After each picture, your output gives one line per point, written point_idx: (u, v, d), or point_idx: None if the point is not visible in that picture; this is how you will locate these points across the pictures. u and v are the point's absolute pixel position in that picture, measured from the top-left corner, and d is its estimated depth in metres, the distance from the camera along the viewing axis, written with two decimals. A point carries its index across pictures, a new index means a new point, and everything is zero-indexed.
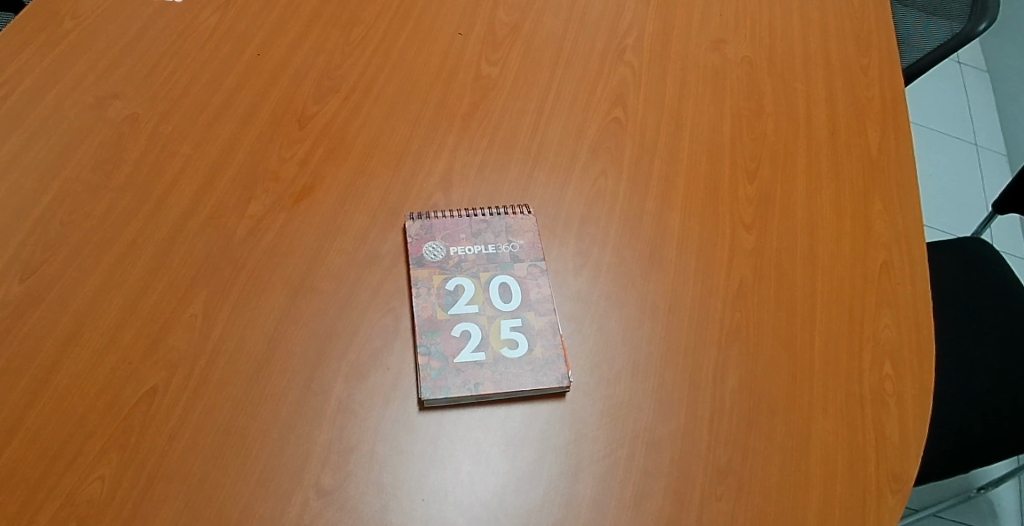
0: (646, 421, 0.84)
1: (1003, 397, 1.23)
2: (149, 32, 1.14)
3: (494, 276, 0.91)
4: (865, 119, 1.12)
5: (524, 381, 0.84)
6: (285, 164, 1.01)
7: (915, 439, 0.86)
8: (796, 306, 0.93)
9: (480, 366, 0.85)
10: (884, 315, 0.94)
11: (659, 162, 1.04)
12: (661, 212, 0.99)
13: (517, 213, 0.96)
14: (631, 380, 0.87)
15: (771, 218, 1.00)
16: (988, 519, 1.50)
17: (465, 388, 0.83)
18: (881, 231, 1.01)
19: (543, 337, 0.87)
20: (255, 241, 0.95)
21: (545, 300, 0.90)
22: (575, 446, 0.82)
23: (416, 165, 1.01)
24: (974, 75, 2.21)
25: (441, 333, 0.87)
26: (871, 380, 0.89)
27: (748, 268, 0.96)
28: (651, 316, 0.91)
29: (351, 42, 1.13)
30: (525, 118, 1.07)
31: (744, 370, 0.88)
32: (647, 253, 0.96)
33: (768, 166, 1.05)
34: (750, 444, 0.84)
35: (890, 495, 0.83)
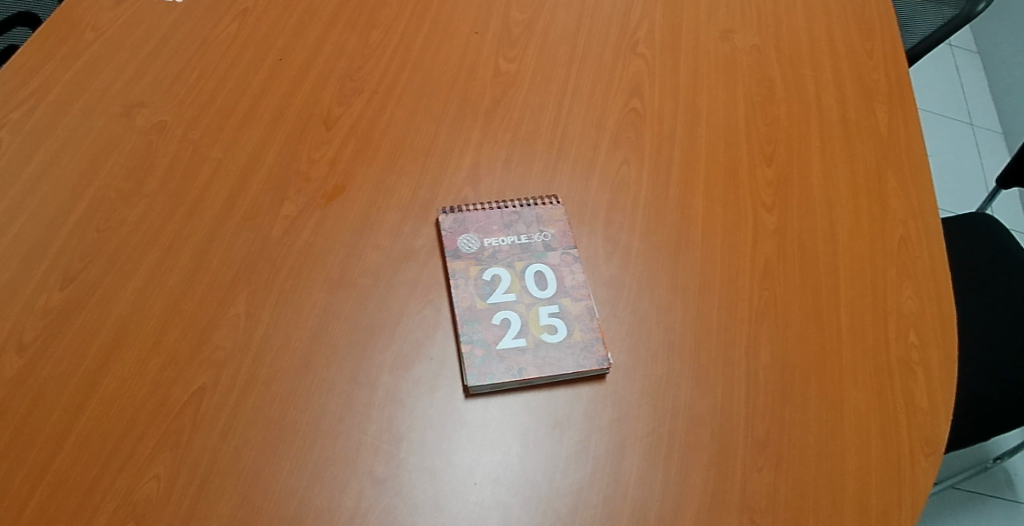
0: (685, 398, 0.87)
1: (1015, 366, 1.26)
2: (170, 41, 1.16)
3: (529, 265, 0.93)
4: (874, 101, 1.15)
5: (566, 365, 0.87)
6: (314, 166, 1.03)
7: (943, 405, 0.89)
8: (821, 283, 0.96)
9: (522, 352, 0.87)
10: (906, 288, 0.97)
11: (678, 150, 1.07)
12: (684, 198, 1.02)
13: (545, 203, 0.99)
14: (668, 360, 0.89)
15: (791, 199, 1.03)
16: (1007, 488, 1.54)
17: (509, 374, 0.86)
18: (897, 208, 1.04)
19: (581, 322, 0.90)
20: (291, 241, 0.97)
21: (579, 286, 0.92)
22: (619, 425, 0.85)
23: (443, 161, 1.03)
24: (967, 57, 2.25)
25: (481, 321, 0.89)
26: (897, 350, 0.92)
27: (772, 248, 0.98)
28: (682, 298, 0.94)
29: (371, 44, 1.16)
30: (546, 111, 1.09)
31: (775, 346, 0.91)
32: (673, 238, 0.99)
33: (784, 149, 1.08)
34: (786, 416, 0.87)
35: (924, 458, 0.86)
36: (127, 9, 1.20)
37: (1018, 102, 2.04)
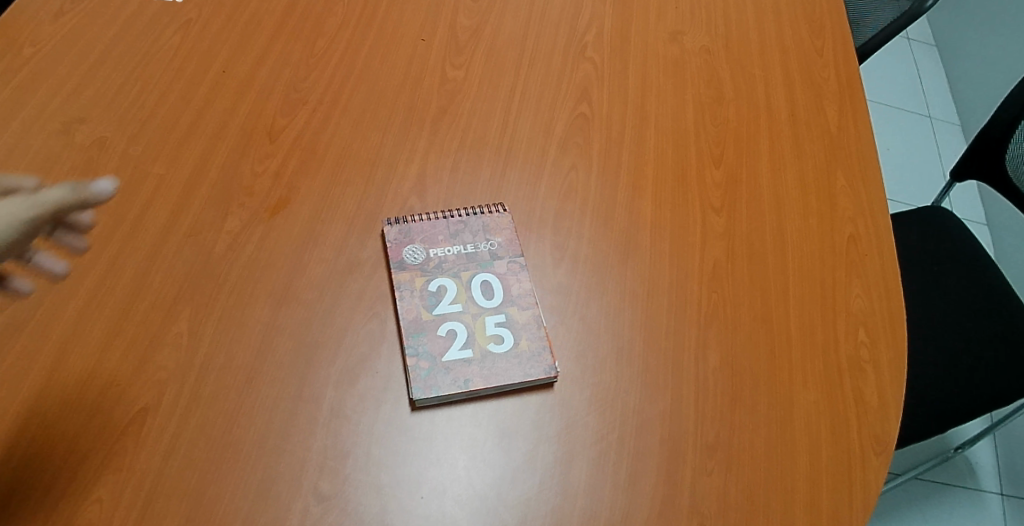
0: (635, 405, 0.86)
1: (970, 359, 1.27)
2: (112, 55, 1.14)
3: (475, 274, 0.92)
4: (822, 99, 1.15)
5: (512, 374, 0.86)
6: (258, 179, 1.01)
7: (892, 402, 0.89)
8: (770, 283, 0.96)
9: (468, 363, 0.86)
10: (854, 285, 0.97)
11: (627, 154, 1.06)
12: (633, 202, 1.02)
13: (492, 212, 0.98)
14: (616, 366, 0.89)
15: (740, 200, 1.03)
16: (968, 477, 1.57)
17: (455, 386, 0.85)
18: (846, 206, 1.04)
19: (528, 330, 0.89)
20: (234, 255, 0.95)
21: (526, 294, 0.92)
22: (567, 433, 0.84)
23: (389, 172, 1.02)
24: (924, 49, 2.27)
25: (427, 333, 0.88)
26: (846, 349, 0.92)
27: (721, 250, 0.98)
28: (631, 303, 0.93)
29: (316, 54, 1.14)
30: (494, 118, 1.08)
31: (724, 348, 0.91)
32: (622, 243, 0.98)
33: (733, 150, 1.08)
34: (736, 419, 0.86)
35: (873, 456, 0.86)
36: (66, 22, 1.17)
37: (974, 94, 2.06)
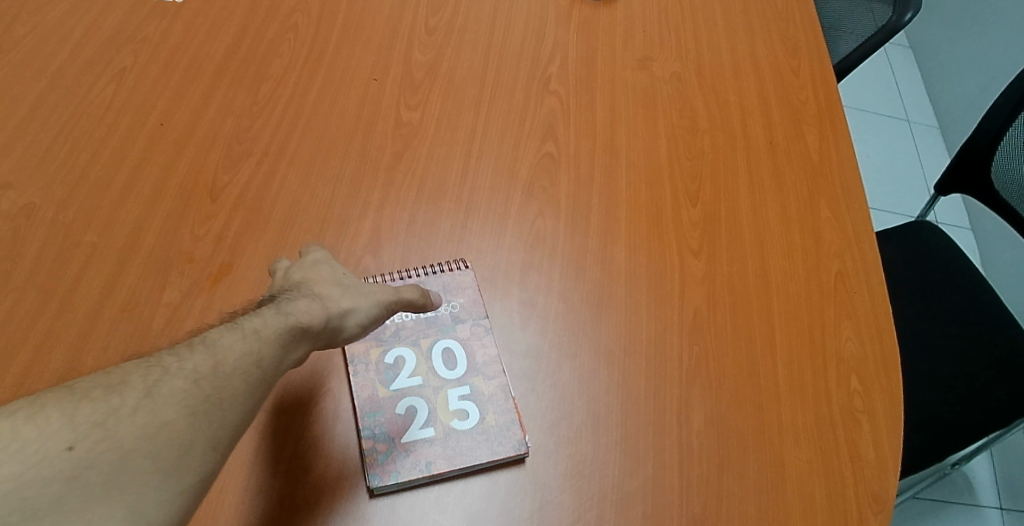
0: (613, 477, 0.79)
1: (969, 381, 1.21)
2: (41, 109, 1.05)
3: (436, 342, 0.86)
4: (801, 124, 1.09)
5: (479, 454, 0.79)
6: (199, 244, 0.93)
7: (890, 456, 0.83)
8: (755, 330, 0.89)
9: (430, 443, 0.79)
10: (844, 328, 0.91)
11: (598, 196, 0.99)
12: (605, 248, 0.95)
13: (453, 269, 0.92)
14: (592, 435, 0.82)
15: (719, 240, 0.96)
16: (966, 493, 1.44)
17: (416, 470, 0.78)
18: (831, 240, 0.97)
19: (494, 403, 0.83)
20: (174, 332, 0.87)
21: (491, 362, 0.85)
22: (541, 515, 0.77)
23: (342, 229, 0.95)
24: (898, 52, 2.22)
25: (384, 412, 0.81)
26: (839, 399, 0.85)
27: (701, 296, 0.91)
28: (607, 363, 0.86)
29: (261, 100, 1.07)
30: (453, 163, 1.01)
31: (709, 407, 0.84)
32: (594, 294, 0.91)
33: (710, 187, 1.01)
34: (723, 487, 0.80)
35: (872, 517, 0.79)
36: None
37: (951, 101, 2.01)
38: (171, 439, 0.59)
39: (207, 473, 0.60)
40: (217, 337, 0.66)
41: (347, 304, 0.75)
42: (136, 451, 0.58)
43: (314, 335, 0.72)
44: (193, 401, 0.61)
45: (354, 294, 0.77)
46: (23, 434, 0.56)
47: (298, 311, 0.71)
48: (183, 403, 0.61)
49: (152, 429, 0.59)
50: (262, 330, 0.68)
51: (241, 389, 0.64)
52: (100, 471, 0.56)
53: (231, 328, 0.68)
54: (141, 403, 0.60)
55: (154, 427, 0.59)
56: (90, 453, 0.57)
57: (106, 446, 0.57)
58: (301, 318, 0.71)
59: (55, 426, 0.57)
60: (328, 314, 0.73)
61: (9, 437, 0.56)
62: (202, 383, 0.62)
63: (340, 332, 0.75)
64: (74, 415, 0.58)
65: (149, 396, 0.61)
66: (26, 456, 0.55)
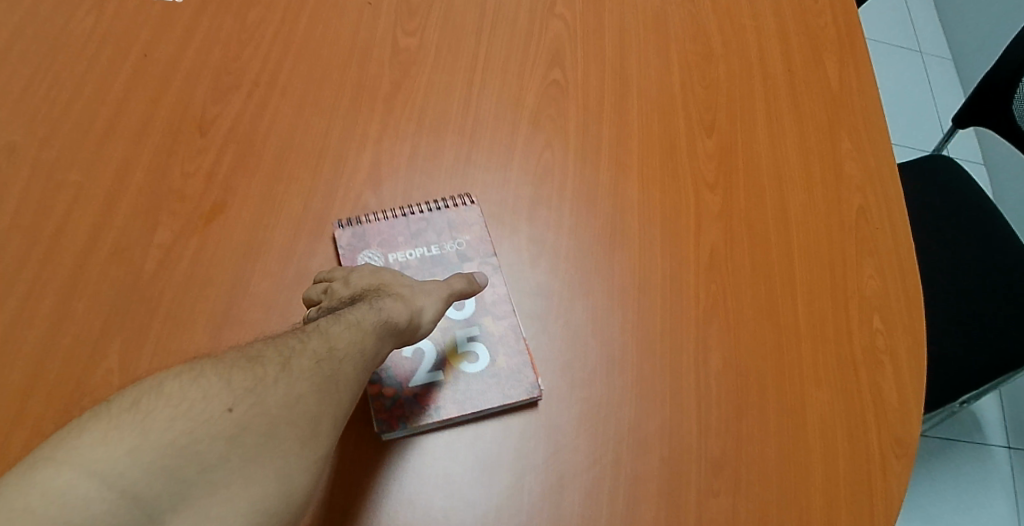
0: (629, 421, 0.77)
1: (995, 316, 1.15)
2: (18, 41, 0.98)
3: (442, 281, 0.83)
4: (821, 49, 1.02)
5: (490, 399, 0.77)
6: (189, 181, 0.88)
7: (913, 398, 0.80)
8: (774, 268, 0.86)
9: (439, 387, 0.77)
10: (866, 265, 0.87)
11: (608, 127, 0.94)
12: (617, 182, 0.90)
13: (458, 205, 0.88)
14: (607, 378, 0.79)
15: (736, 173, 0.91)
16: (975, 431, 1.43)
17: (425, 416, 0.75)
18: (852, 173, 0.93)
19: (504, 345, 0.80)
20: (166, 275, 0.83)
21: (499, 302, 0.82)
22: (555, 460, 0.75)
23: (338, 164, 0.90)
24: None
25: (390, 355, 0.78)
26: (861, 339, 0.83)
27: (718, 233, 0.87)
28: (621, 303, 0.83)
29: (248, 27, 1.00)
30: (455, 93, 0.95)
31: (727, 349, 0.81)
32: (607, 232, 0.87)
33: (726, 117, 0.95)
34: (742, 431, 0.77)
35: (895, 462, 0.77)
36: None
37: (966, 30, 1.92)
38: (305, 411, 0.61)
39: (328, 450, 0.62)
40: (327, 325, 0.67)
41: (435, 299, 0.75)
42: (282, 420, 0.59)
43: (407, 330, 0.72)
44: (317, 381, 0.63)
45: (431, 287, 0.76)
46: (187, 393, 0.57)
47: (388, 306, 0.71)
48: (311, 381, 0.62)
49: (291, 401, 0.60)
50: (365, 321, 0.69)
51: (353, 375, 0.66)
52: (256, 432, 0.57)
53: (334, 320, 0.68)
54: (281, 376, 0.61)
55: (292, 398, 0.60)
56: (248, 415, 0.57)
57: (260, 412, 0.58)
58: (393, 313, 0.71)
59: (213, 390, 0.57)
60: (420, 309, 0.74)
61: (176, 395, 0.56)
62: (323, 365, 0.64)
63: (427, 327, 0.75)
64: (228, 380, 0.59)
65: (285, 369, 0.62)
66: (194, 411, 0.55)
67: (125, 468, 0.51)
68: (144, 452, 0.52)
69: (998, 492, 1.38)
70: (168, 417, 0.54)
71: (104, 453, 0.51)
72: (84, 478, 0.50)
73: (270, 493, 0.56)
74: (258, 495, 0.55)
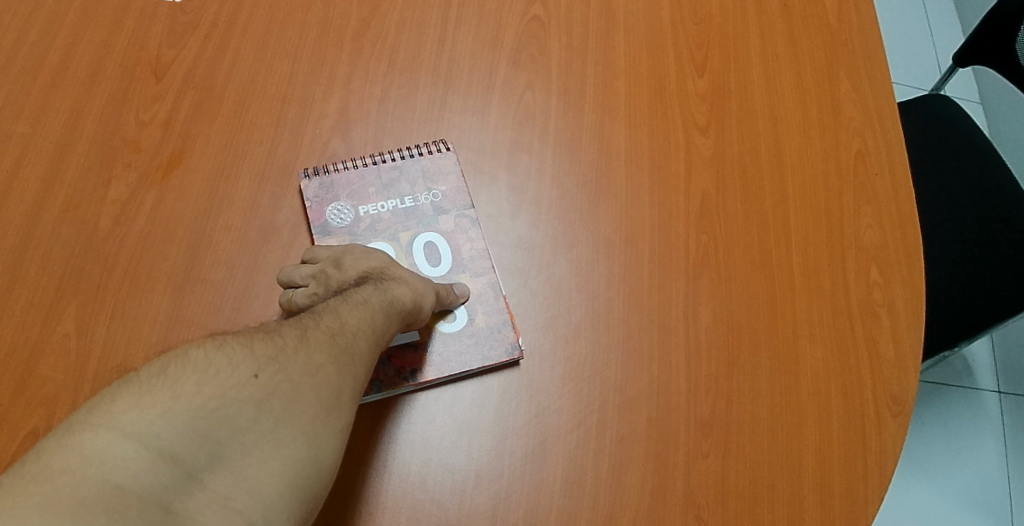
0: (615, 380, 0.74)
1: (996, 261, 1.12)
2: None
3: (417, 235, 0.79)
4: None
5: (470, 361, 0.73)
6: (145, 130, 0.81)
7: (910, 353, 0.77)
8: (768, 217, 0.81)
9: (415, 348, 0.73)
10: (865, 214, 0.83)
11: (593, 66, 0.88)
12: (603, 126, 0.85)
13: (433, 152, 0.82)
14: (592, 334, 0.76)
15: (729, 116, 0.86)
16: (965, 376, 1.42)
17: (401, 378, 0.72)
18: (851, 115, 0.87)
19: (483, 302, 0.76)
20: (123, 231, 0.77)
21: (477, 257, 0.78)
22: (537, 422, 0.72)
23: (304, 109, 0.83)
24: None
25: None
26: (857, 291, 0.79)
27: (709, 180, 0.82)
28: (606, 255, 0.79)
29: None
30: (428, 30, 0.88)
31: (717, 302, 0.78)
32: (591, 180, 0.82)
33: (719, 54, 0.89)
34: (733, 389, 0.75)
35: (890, 420, 0.75)
36: None
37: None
38: (327, 380, 0.58)
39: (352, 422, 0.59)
40: (335, 305, 0.65)
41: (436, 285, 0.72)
42: (306, 387, 0.56)
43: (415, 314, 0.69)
44: (336, 353, 0.60)
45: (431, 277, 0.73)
46: (213, 359, 0.54)
47: (395, 287, 0.69)
48: (329, 352, 0.60)
49: (314, 370, 0.58)
50: (375, 299, 0.67)
51: (364, 350, 0.63)
52: (281, 400, 0.54)
53: (342, 300, 0.66)
54: (300, 346, 0.59)
55: (312, 368, 0.58)
56: (274, 381, 0.55)
57: (284, 380, 0.56)
58: (400, 293, 0.68)
59: (238, 356, 0.55)
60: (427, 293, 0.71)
61: (202, 362, 0.54)
62: (338, 339, 0.61)
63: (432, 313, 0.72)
64: (251, 349, 0.56)
65: (303, 341, 0.59)
66: (220, 377, 0.53)
67: (156, 431, 0.49)
68: (177, 414, 0.50)
69: (987, 437, 1.38)
70: (195, 383, 0.52)
71: (138, 415, 0.49)
72: (119, 440, 0.48)
73: (302, 457, 0.53)
74: (290, 460, 0.53)
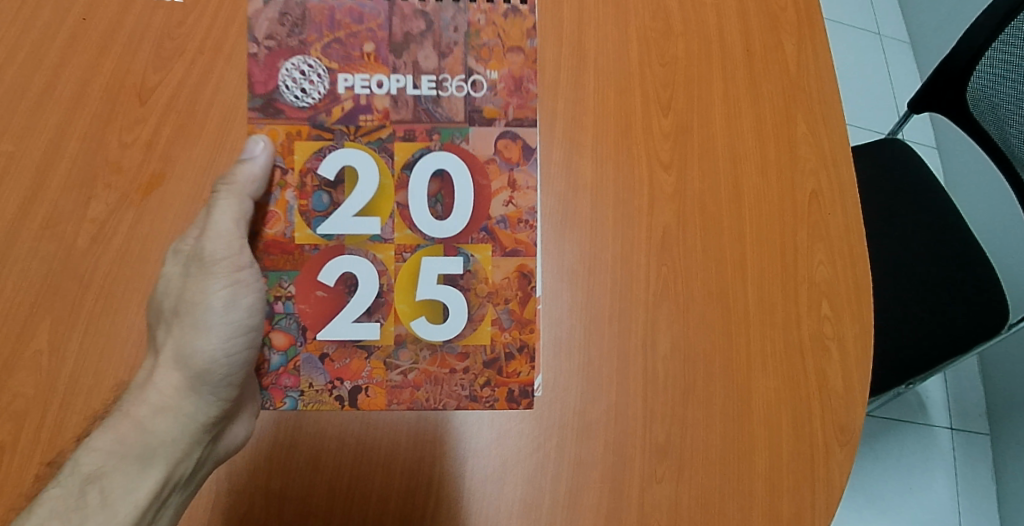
0: (575, 405, 0.78)
1: (951, 301, 1.17)
2: None
3: (434, 167, 0.84)
4: (780, 31, 0.95)
5: (447, 404, 0.79)
6: (127, 152, 0.83)
7: (858, 385, 0.81)
8: (726, 253, 0.85)
9: (366, 355, 0.80)
10: (817, 250, 0.86)
11: (563, 101, 0.90)
12: (571, 158, 0.87)
13: (483, 14, 0.87)
14: (553, 360, 0.80)
15: (691, 154, 0.89)
16: (919, 412, 1.45)
17: (334, 394, 0.79)
18: (808, 156, 0.90)
19: (498, 300, 0.82)
20: (100, 250, 0.79)
21: (512, 222, 0.84)
22: (498, 444, 0.77)
23: None
24: None
25: (302, 274, 0.81)
26: (809, 326, 0.83)
27: (671, 215, 0.86)
28: (569, 283, 0.83)
29: None
30: None
31: (675, 332, 0.81)
32: (557, 210, 0.85)
33: (683, 95, 0.91)
34: (688, 416, 0.78)
35: (838, 449, 0.79)
36: None
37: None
38: None
39: None
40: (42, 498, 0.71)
41: (206, 339, 0.76)
42: None
43: (169, 440, 0.75)
44: None
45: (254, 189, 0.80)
46: None
47: (121, 438, 0.74)
48: None
49: None
50: (97, 468, 0.73)
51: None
52: None
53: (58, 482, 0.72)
54: None
55: None
56: None
57: None
58: (128, 445, 0.74)
59: None
60: (173, 394, 0.75)
61: None
62: None
63: (209, 378, 0.76)
64: None
65: None
66: None
67: None
68: None
69: (938, 473, 1.42)
70: None
71: None
72: None
73: None
74: None
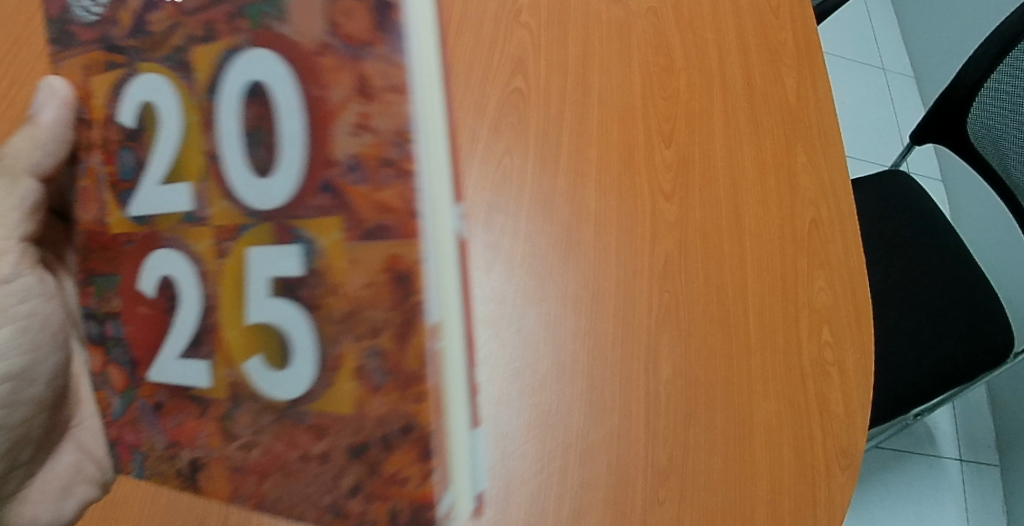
0: (578, 428, 0.79)
1: (955, 330, 1.17)
2: None
3: (243, 81, 0.51)
4: (780, 65, 1.00)
5: (302, 512, 0.53)
6: None
7: (858, 410, 0.83)
8: (727, 280, 0.87)
9: (201, 405, 0.55)
10: (818, 277, 0.88)
11: (567, 135, 0.94)
12: (574, 191, 0.91)
13: None
14: (557, 385, 0.81)
15: (692, 185, 0.92)
16: (928, 444, 1.45)
17: (167, 460, 0.57)
18: (807, 186, 0.93)
19: (357, 334, 0.49)
20: None
21: (367, 164, 0.47)
22: (501, 467, 0.78)
23: None
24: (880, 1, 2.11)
25: (123, 280, 0.59)
26: (810, 352, 0.84)
27: (672, 243, 0.88)
28: (573, 309, 0.84)
29: None
30: None
31: (677, 357, 0.82)
32: (562, 240, 0.88)
33: (685, 127, 0.95)
34: (689, 439, 0.79)
35: (839, 473, 0.80)
36: None
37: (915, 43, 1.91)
38: None
39: None
40: None
41: None
42: None
43: None
44: None
45: (56, 151, 0.63)
46: None
47: None
48: None
49: None
50: None
51: None
52: None
53: None
54: None
55: None
56: None
57: None
58: None
59: None
60: None
61: None
62: None
63: None
64: None
65: None
66: None
67: None
68: None
69: (949, 505, 1.41)
70: None
71: None
72: None
73: None
74: None
